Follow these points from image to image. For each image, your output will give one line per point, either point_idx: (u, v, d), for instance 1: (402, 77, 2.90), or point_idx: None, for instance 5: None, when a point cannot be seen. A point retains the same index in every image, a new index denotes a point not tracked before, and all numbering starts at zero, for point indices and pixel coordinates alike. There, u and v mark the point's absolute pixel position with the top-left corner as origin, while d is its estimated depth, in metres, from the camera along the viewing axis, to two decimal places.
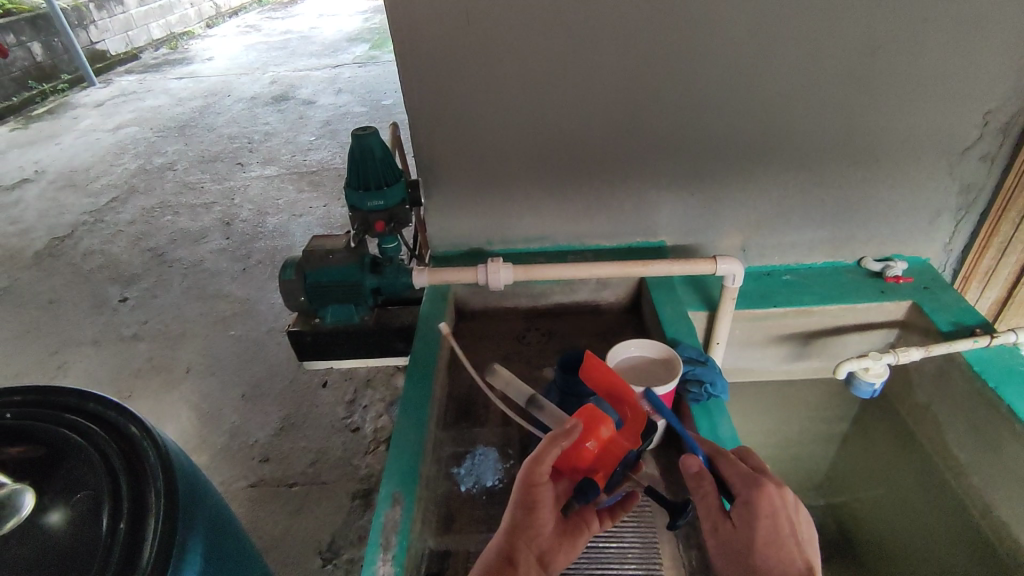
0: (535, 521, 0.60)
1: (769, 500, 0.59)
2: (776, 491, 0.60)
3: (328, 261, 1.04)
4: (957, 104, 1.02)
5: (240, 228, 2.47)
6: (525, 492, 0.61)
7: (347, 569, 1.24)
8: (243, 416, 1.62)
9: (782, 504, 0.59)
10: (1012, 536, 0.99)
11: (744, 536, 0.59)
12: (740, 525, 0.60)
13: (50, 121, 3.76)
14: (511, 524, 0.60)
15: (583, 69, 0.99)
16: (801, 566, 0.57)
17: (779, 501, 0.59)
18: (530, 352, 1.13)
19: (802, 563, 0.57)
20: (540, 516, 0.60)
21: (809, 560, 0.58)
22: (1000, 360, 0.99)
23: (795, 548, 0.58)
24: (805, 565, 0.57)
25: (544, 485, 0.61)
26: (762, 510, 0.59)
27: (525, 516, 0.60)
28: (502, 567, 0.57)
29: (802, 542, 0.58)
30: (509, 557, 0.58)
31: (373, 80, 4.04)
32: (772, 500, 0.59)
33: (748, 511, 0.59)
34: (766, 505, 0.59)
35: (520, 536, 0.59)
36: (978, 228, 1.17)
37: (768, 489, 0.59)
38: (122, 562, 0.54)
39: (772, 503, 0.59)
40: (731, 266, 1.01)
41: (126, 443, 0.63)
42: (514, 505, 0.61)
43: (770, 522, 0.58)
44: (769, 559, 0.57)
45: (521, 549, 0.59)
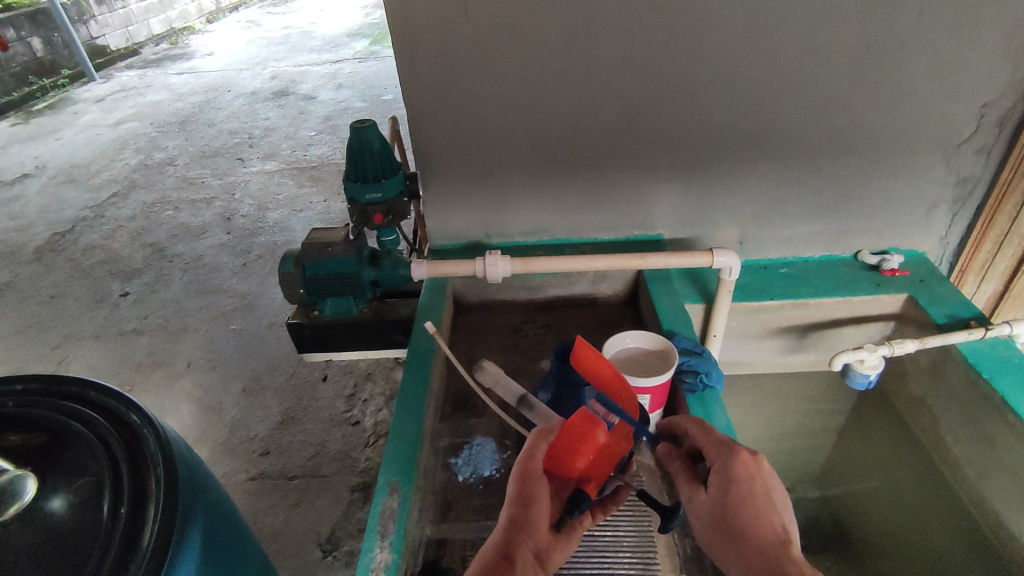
0: (531, 516, 0.60)
1: (744, 467, 0.60)
2: (751, 457, 0.60)
3: (327, 253, 1.04)
4: (953, 97, 1.02)
5: (240, 222, 2.47)
6: (521, 486, 0.61)
7: (347, 560, 1.25)
8: (244, 409, 1.63)
9: (758, 470, 0.60)
10: (1006, 526, 1.00)
11: (722, 504, 0.60)
12: (717, 493, 0.61)
13: (50, 116, 3.77)
14: (508, 521, 0.59)
15: (580, 62, 0.99)
16: (776, 530, 0.58)
17: (754, 468, 0.60)
18: (528, 344, 1.13)
19: (777, 527, 0.58)
20: (536, 510, 0.60)
21: (785, 523, 0.59)
22: (994, 352, 0.99)
23: (770, 512, 0.59)
24: (780, 529, 0.58)
25: (542, 477, 0.61)
26: (738, 479, 0.59)
27: (522, 512, 0.60)
28: (498, 565, 0.56)
29: (778, 506, 0.59)
30: (507, 555, 0.57)
31: (373, 75, 4.04)
32: (747, 468, 0.60)
33: (725, 480, 0.60)
34: (742, 473, 0.59)
35: (518, 533, 0.59)
36: (975, 221, 1.17)
37: (741, 459, 0.60)
38: (123, 546, 0.54)
39: (747, 470, 0.59)
40: (727, 258, 1.02)
41: (126, 430, 0.63)
42: (510, 502, 0.61)
43: (746, 489, 0.59)
44: (750, 526, 0.58)
45: (519, 545, 0.58)
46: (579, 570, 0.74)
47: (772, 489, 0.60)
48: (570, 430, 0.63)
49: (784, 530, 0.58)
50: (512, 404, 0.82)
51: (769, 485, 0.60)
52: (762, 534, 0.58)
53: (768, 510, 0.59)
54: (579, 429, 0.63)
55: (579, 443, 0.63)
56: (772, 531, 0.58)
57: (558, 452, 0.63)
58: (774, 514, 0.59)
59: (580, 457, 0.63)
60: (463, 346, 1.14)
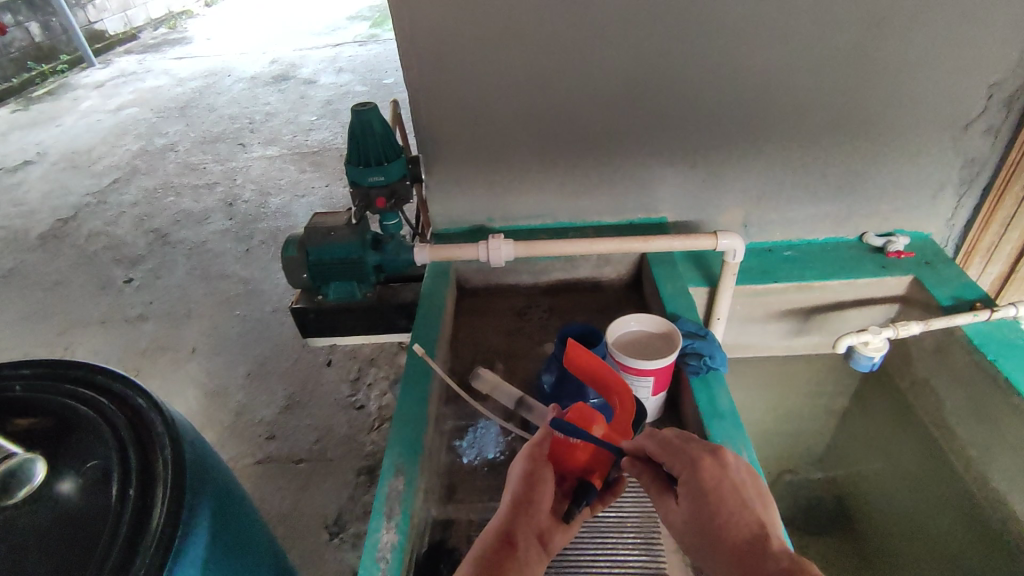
0: (534, 497, 0.60)
1: (708, 471, 0.59)
2: (713, 460, 0.60)
3: (330, 238, 1.05)
4: (961, 76, 1.01)
5: (243, 208, 2.47)
6: (527, 470, 0.61)
7: (353, 542, 1.27)
8: (250, 394, 1.64)
9: (721, 470, 0.59)
10: (1009, 506, 1.01)
11: (697, 514, 0.58)
12: (689, 504, 0.59)
13: (50, 102, 3.75)
14: (511, 504, 0.59)
15: (584, 43, 0.98)
16: (752, 525, 0.56)
17: (718, 469, 0.59)
18: (532, 327, 1.13)
19: (752, 523, 0.56)
20: (539, 493, 0.60)
21: (760, 517, 0.57)
22: (1001, 334, 0.99)
23: (743, 510, 0.57)
24: (756, 524, 0.56)
25: (547, 462, 0.63)
26: (704, 484, 0.58)
27: (525, 493, 0.60)
28: (502, 546, 0.56)
29: (749, 501, 0.58)
30: (508, 537, 0.57)
31: (373, 58, 4.01)
32: (711, 472, 0.59)
33: (693, 489, 0.59)
34: (708, 477, 0.59)
35: (521, 514, 0.59)
36: (981, 202, 1.16)
37: (704, 463, 0.59)
38: (133, 528, 0.55)
39: (713, 473, 0.59)
40: (731, 241, 1.01)
41: (132, 412, 0.64)
42: (514, 483, 0.61)
43: (715, 493, 0.58)
44: (727, 531, 0.57)
45: (521, 527, 0.58)
46: (583, 550, 0.75)
47: (741, 484, 0.59)
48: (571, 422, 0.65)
49: (761, 525, 0.57)
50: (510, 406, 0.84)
51: (737, 482, 0.59)
52: (738, 534, 0.56)
53: (740, 507, 0.57)
54: (579, 420, 0.65)
55: (580, 433, 0.64)
56: (748, 529, 0.56)
57: (560, 441, 0.65)
58: (747, 510, 0.57)
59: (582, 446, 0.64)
60: (467, 330, 1.14)
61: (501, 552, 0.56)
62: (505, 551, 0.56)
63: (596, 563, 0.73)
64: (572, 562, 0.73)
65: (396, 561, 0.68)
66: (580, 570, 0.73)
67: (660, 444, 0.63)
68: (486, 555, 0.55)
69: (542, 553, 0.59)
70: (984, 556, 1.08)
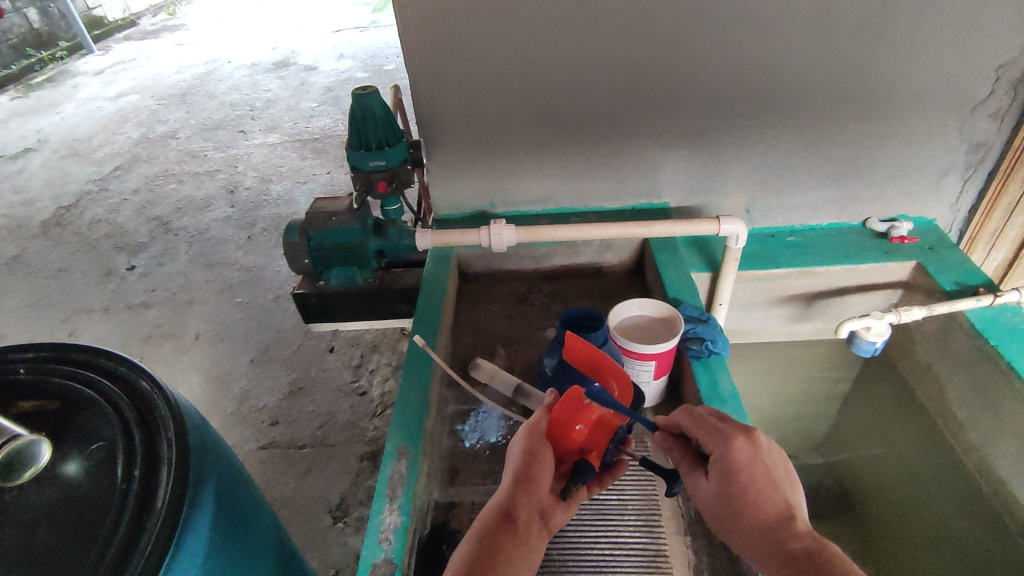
0: (534, 474, 0.60)
1: (741, 452, 0.59)
2: (747, 440, 0.59)
3: (332, 222, 1.04)
4: (968, 58, 1.00)
5: (244, 195, 2.47)
6: (526, 447, 0.61)
7: (357, 526, 1.28)
8: (252, 380, 1.64)
9: (755, 453, 0.59)
10: (1010, 490, 1.01)
11: (725, 491, 0.59)
12: (719, 481, 0.60)
13: (50, 89, 3.73)
14: (512, 479, 0.60)
15: (586, 24, 0.97)
16: (780, 507, 0.58)
17: (752, 451, 0.59)
18: (534, 313, 1.13)
19: (780, 505, 0.58)
20: (538, 471, 0.60)
21: (789, 499, 0.58)
22: (1004, 319, 0.98)
23: (772, 492, 0.58)
24: (784, 506, 0.58)
25: (544, 440, 0.62)
26: (737, 466, 0.58)
27: (525, 469, 0.60)
28: (499, 523, 0.57)
29: (779, 483, 0.59)
30: (508, 513, 0.58)
31: (374, 44, 3.98)
32: (744, 454, 0.59)
33: (724, 468, 0.59)
34: (742, 458, 0.58)
35: (521, 491, 0.59)
36: (986, 187, 1.15)
37: (737, 445, 0.59)
38: (137, 506, 0.56)
39: (746, 454, 0.59)
40: (734, 226, 1.01)
41: (136, 395, 0.65)
42: (515, 459, 0.61)
43: (747, 476, 0.58)
44: (755, 510, 0.58)
45: (521, 505, 0.58)
46: (584, 530, 0.75)
47: (774, 466, 0.59)
48: (565, 403, 0.64)
49: (789, 506, 0.58)
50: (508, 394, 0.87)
51: (770, 463, 0.59)
52: (765, 515, 0.58)
53: (771, 490, 0.58)
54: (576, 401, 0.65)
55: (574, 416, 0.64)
56: (777, 509, 0.58)
57: (555, 422, 0.64)
58: (778, 493, 0.58)
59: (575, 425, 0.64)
60: (468, 315, 1.14)
61: (498, 530, 0.56)
62: (502, 529, 0.57)
63: (597, 543, 0.74)
64: (572, 542, 0.74)
65: (399, 541, 0.68)
66: (580, 549, 0.73)
67: (694, 418, 0.63)
68: (486, 531, 0.56)
69: (541, 530, 0.60)
70: (984, 540, 1.08)
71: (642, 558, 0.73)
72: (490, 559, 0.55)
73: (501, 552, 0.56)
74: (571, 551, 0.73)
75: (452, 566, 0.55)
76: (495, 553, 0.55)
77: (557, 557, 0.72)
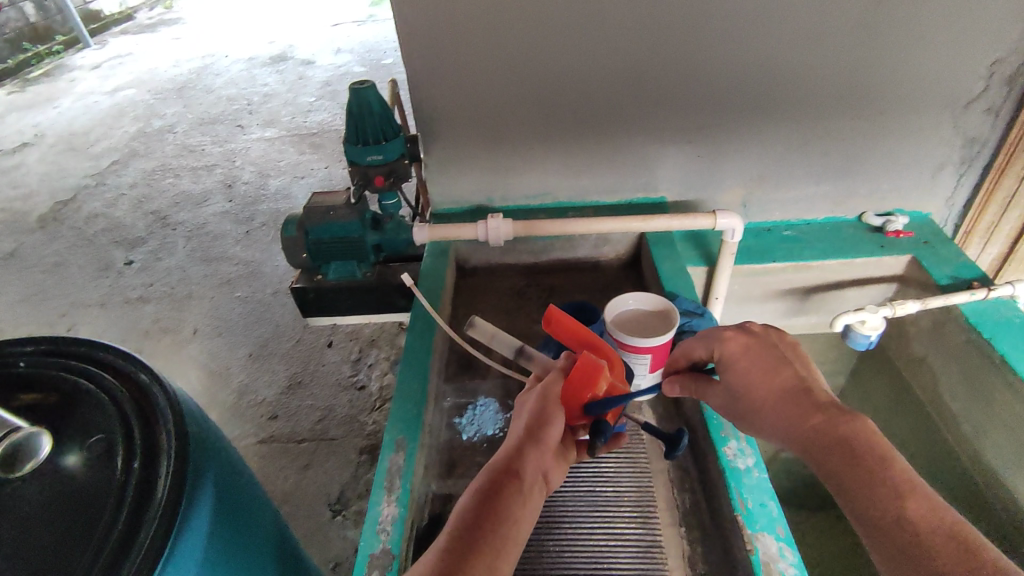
0: (545, 433, 0.61)
1: (733, 343, 0.65)
2: (739, 333, 0.65)
3: (329, 217, 1.04)
4: (963, 55, 1.00)
5: (242, 190, 2.47)
6: (538, 406, 0.63)
7: (355, 519, 1.29)
8: (251, 374, 1.65)
9: (748, 342, 0.64)
10: (1002, 481, 1.03)
11: (732, 387, 0.64)
12: (724, 379, 0.65)
13: (47, 83, 3.72)
14: (522, 436, 0.61)
15: (584, 20, 0.97)
16: (790, 379, 0.61)
17: (745, 340, 0.65)
18: (531, 306, 1.14)
19: (787, 376, 0.61)
20: (550, 431, 0.61)
21: (798, 371, 0.61)
22: (997, 313, 0.99)
23: (777, 366, 0.62)
24: (791, 377, 0.61)
25: (558, 405, 0.63)
26: (733, 355, 0.64)
27: (536, 428, 0.61)
28: (507, 477, 0.58)
29: (784, 358, 0.62)
30: (516, 469, 0.58)
31: (372, 39, 3.97)
32: (737, 344, 0.65)
33: (725, 366, 0.65)
34: (734, 349, 0.64)
35: (531, 450, 0.60)
36: (981, 181, 1.16)
37: (726, 337, 0.65)
38: (137, 497, 0.56)
39: (739, 344, 0.64)
40: (730, 220, 1.01)
41: (136, 388, 0.65)
42: (526, 418, 0.62)
43: (745, 361, 0.63)
44: (763, 391, 0.61)
45: (528, 464, 0.59)
46: (581, 522, 0.76)
47: (776, 349, 0.63)
48: (585, 368, 0.64)
49: (801, 379, 0.61)
50: (508, 357, 0.80)
51: (770, 347, 0.64)
52: (775, 390, 0.61)
53: (776, 366, 0.62)
54: (589, 369, 0.64)
55: (591, 381, 0.64)
56: (787, 381, 0.61)
57: (570, 387, 0.65)
58: (783, 366, 0.62)
59: (593, 389, 0.64)
60: (466, 309, 1.14)
61: (506, 482, 0.57)
62: (510, 482, 0.57)
63: (593, 534, 0.74)
64: (569, 533, 0.75)
65: (397, 533, 0.69)
66: (576, 540, 0.74)
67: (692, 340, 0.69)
68: (492, 484, 0.57)
69: (542, 490, 0.60)
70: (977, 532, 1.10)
71: (638, 549, 0.73)
72: (494, 511, 0.55)
73: (507, 503, 0.56)
74: (568, 543, 0.73)
75: (457, 517, 0.55)
76: (500, 504, 0.56)
77: (553, 548, 0.73)
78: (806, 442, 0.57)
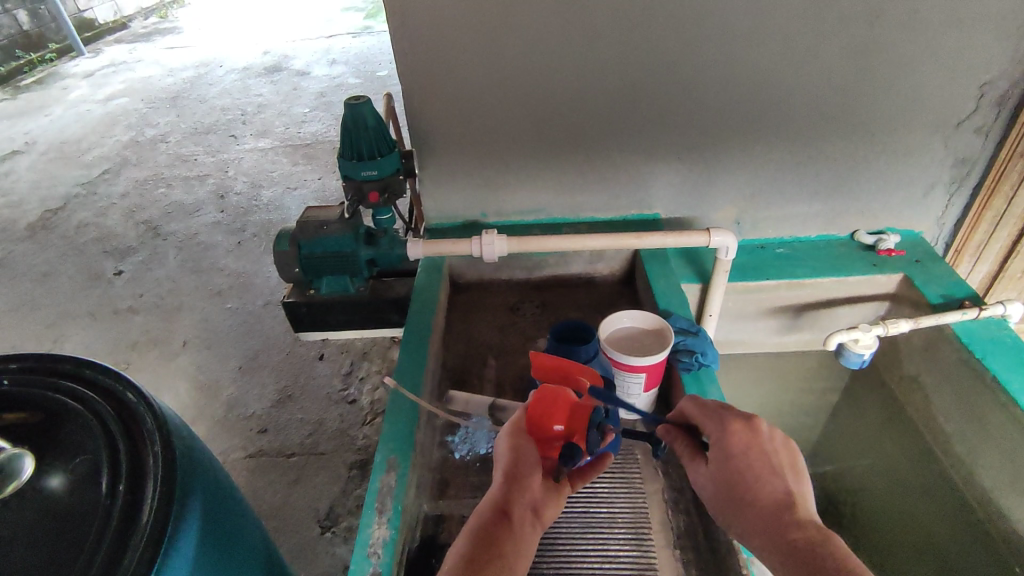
0: (522, 470, 0.62)
1: (738, 437, 0.61)
2: (745, 426, 0.62)
3: (323, 231, 1.03)
4: (953, 77, 1.01)
5: (235, 200, 2.45)
6: (511, 444, 0.64)
7: (345, 536, 1.27)
8: (241, 388, 1.63)
9: (754, 437, 0.61)
10: (996, 501, 1.02)
11: (723, 478, 0.62)
12: (716, 466, 0.63)
13: (38, 91, 3.70)
14: (502, 477, 0.61)
15: (578, 38, 0.97)
16: (781, 492, 0.59)
17: (750, 436, 0.61)
18: (525, 323, 1.13)
19: (780, 491, 0.59)
20: (525, 467, 0.62)
21: (789, 486, 0.59)
22: (989, 332, 0.99)
23: (774, 475, 0.59)
24: (784, 492, 0.59)
25: (526, 436, 0.65)
26: (733, 449, 0.61)
27: (514, 467, 0.62)
28: (495, 517, 0.58)
29: (781, 469, 0.60)
30: (504, 508, 0.59)
31: (367, 51, 3.98)
32: (741, 438, 0.61)
33: (721, 453, 0.62)
34: (737, 444, 0.61)
35: (514, 488, 0.61)
36: (972, 201, 1.17)
37: (732, 426, 0.62)
38: (123, 521, 0.55)
39: (743, 440, 0.61)
40: (724, 238, 1.01)
41: (122, 407, 0.64)
42: (503, 459, 0.63)
43: (743, 459, 0.61)
44: (752, 491, 0.59)
45: (514, 501, 0.60)
46: (575, 545, 0.74)
47: (776, 454, 0.61)
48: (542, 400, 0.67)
49: (789, 494, 0.59)
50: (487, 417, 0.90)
51: (771, 450, 0.61)
52: (765, 499, 0.59)
53: (770, 475, 0.59)
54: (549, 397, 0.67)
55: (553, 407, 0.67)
56: (778, 494, 0.59)
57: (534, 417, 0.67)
58: (778, 478, 0.59)
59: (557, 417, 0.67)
60: (459, 325, 1.14)
61: (494, 524, 0.57)
62: (498, 523, 0.57)
63: (587, 557, 0.73)
64: (561, 555, 0.73)
65: (388, 556, 0.68)
66: (568, 563, 0.73)
67: (696, 406, 0.67)
68: (483, 527, 0.57)
69: (534, 524, 0.61)
70: (970, 552, 1.09)
71: (632, 572, 0.72)
72: (487, 552, 0.55)
73: (500, 543, 0.56)
74: (561, 566, 0.72)
75: (450, 557, 0.56)
76: (493, 544, 0.56)
77: (546, 571, 0.71)
78: (787, 559, 0.55)
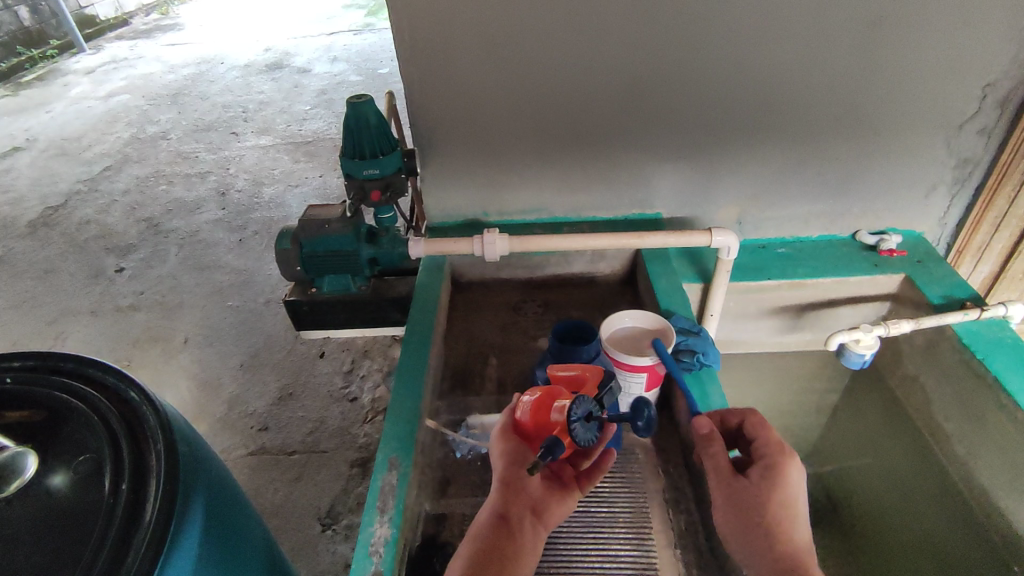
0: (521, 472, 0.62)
1: (794, 476, 0.64)
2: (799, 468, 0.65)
3: (325, 230, 1.03)
4: (956, 78, 1.01)
5: (236, 198, 2.45)
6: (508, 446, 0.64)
7: (346, 534, 1.28)
8: (242, 385, 1.63)
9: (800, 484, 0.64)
10: (995, 502, 1.02)
11: (764, 498, 0.62)
12: (761, 485, 0.63)
13: (39, 88, 3.70)
14: (501, 483, 0.62)
15: (581, 38, 0.97)
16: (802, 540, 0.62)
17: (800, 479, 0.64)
18: (526, 322, 1.14)
19: (802, 539, 0.62)
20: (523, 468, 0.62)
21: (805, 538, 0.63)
22: (990, 333, 0.99)
23: (801, 524, 0.63)
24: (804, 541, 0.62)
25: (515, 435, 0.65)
26: (787, 483, 0.63)
27: (513, 472, 0.62)
28: (493, 524, 0.59)
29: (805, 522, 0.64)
30: (503, 515, 0.60)
31: (368, 48, 3.98)
32: (793, 476, 0.64)
33: (772, 477, 0.63)
34: (793, 480, 0.63)
35: (512, 494, 0.61)
36: (974, 202, 1.17)
37: (792, 462, 0.64)
38: (125, 519, 0.55)
39: (796, 480, 0.64)
40: (726, 238, 1.01)
41: (125, 405, 0.64)
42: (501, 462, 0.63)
43: (789, 495, 0.63)
44: (785, 522, 0.61)
45: (513, 505, 0.61)
46: (575, 544, 0.75)
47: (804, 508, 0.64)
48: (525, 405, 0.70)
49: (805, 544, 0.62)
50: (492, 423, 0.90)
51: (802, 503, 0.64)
52: (792, 539, 0.61)
53: (799, 523, 0.63)
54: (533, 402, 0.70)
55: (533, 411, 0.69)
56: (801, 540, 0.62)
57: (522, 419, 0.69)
58: (803, 528, 0.63)
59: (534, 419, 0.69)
60: (461, 324, 1.14)
61: (491, 530, 0.59)
62: (496, 530, 0.59)
63: (587, 557, 0.73)
64: (562, 555, 0.73)
65: (389, 555, 0.68)
66: (568, 562, 0.73)
67: (762, 423, 0.68)
68: (483, 537, 0.59)
69: (536, 526, 0.61)
70: (969, 552, 1.09)
71: (631, 571, 0.73)
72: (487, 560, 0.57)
73: (499, 551, 0.58)
74: (561, 565, 0.72)
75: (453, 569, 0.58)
76: (492, 552, 0.58)
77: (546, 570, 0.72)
78: None
